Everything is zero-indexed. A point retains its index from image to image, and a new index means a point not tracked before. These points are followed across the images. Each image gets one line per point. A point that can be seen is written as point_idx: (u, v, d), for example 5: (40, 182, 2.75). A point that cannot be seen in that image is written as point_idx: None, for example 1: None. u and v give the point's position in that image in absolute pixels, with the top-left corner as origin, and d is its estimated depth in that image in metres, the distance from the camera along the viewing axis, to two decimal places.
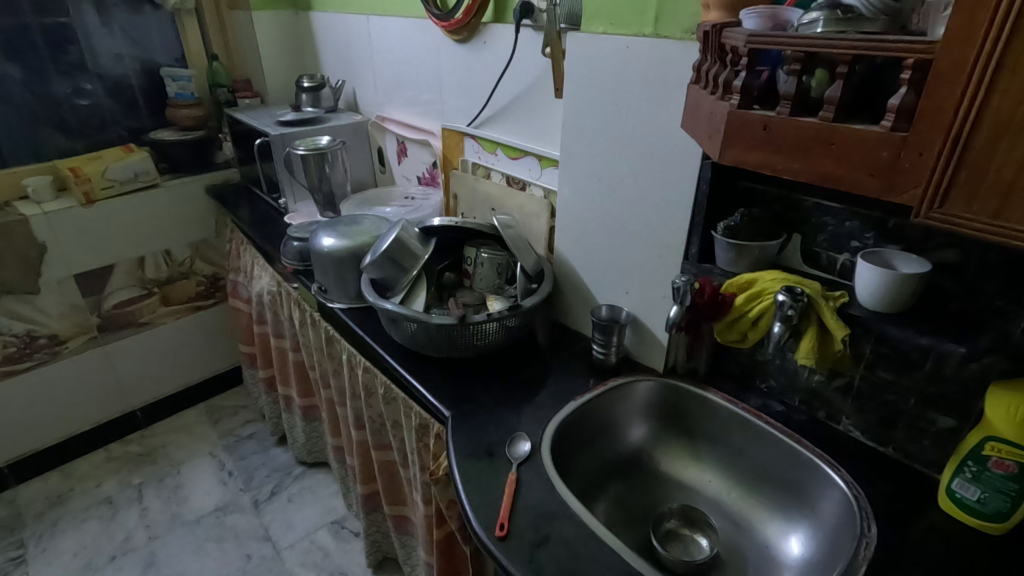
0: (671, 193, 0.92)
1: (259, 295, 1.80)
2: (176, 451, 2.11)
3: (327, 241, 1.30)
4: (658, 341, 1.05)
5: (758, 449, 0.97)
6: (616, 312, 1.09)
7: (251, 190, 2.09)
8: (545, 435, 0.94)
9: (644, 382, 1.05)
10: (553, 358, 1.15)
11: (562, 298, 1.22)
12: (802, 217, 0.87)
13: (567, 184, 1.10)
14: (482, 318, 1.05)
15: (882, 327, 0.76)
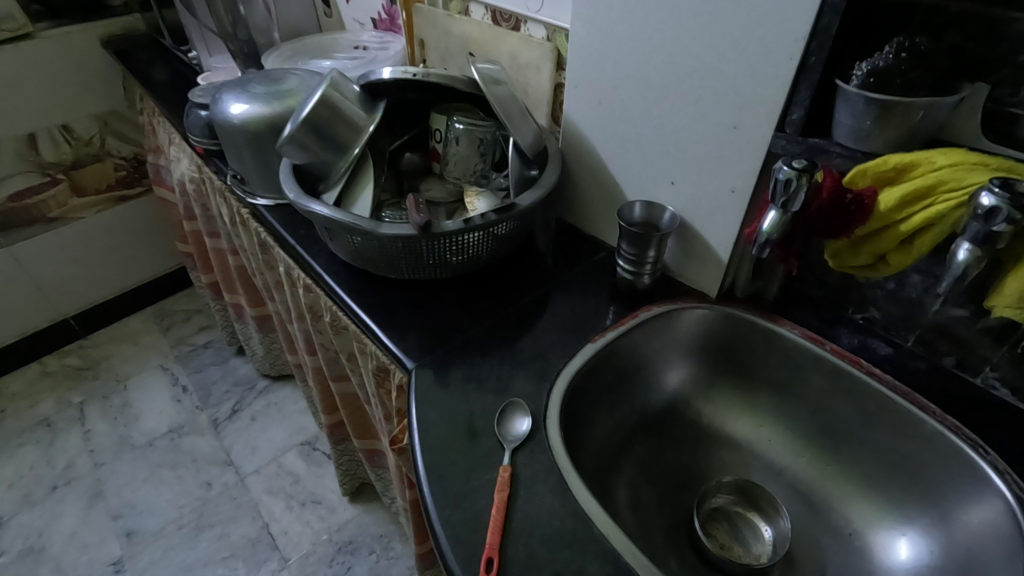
0: (775, 13, 0.53)
1: (181, 183, 1.42)
2: (122, 364, 1.85)
3: (235, 107, 0.90)
4: (714, 256, 0.72)
5: (849, 407, 0.69)
6: (655, 213, 0.75)
7: (162, 44, 1.61)
8: (552, 399, 0.65)
9: (688, 312, 0.75)
10: (560, 275, 0.83)
11: (571, 190, 0.87)
12: (999, 55, 0.50)
13: (586, 8, 0.70)
14: (455, 225, 0.69)
15: None
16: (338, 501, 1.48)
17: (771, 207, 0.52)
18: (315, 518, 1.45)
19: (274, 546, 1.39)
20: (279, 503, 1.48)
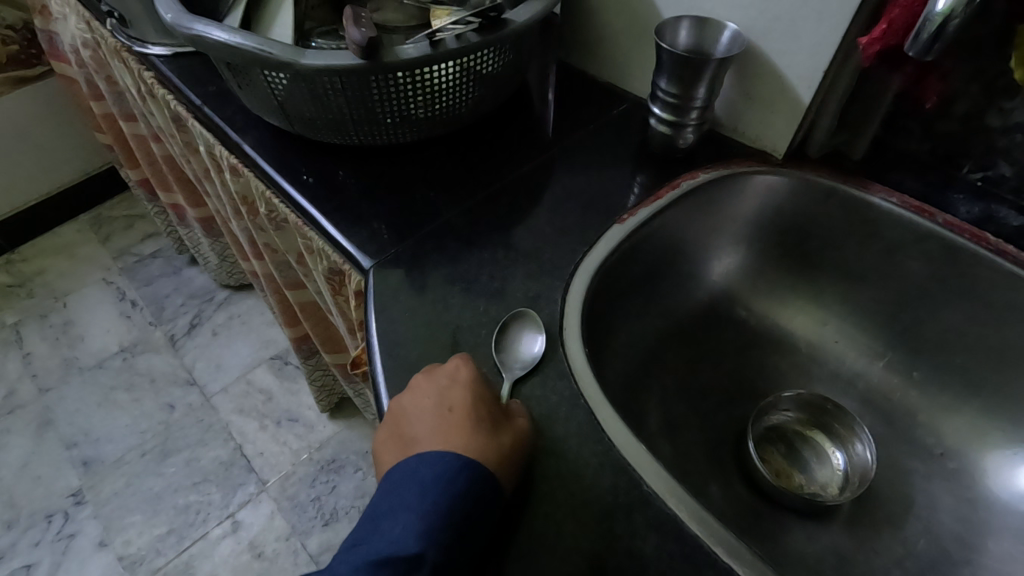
0: None
1: (75, 48, 1.12)
2: (59, 278, 1.63)
3: None
4: (790, 94, 0.51)
5: (962, 299, 0.52)
6: (706, 36, 0.52)
7: None
8: (568, 303, 0.47)
9: (748, 179, 0.55)
10: (567, 136, 0.62)
11: (582, 16, 0.63)
12: None
13: None
14: (418, 53, 0.47)
15: None
16: (316, 418, 1.35)
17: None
18: (292, 437, 1.32)
19: (250, 468, 1.27)
20: (251, 424, 1.34)
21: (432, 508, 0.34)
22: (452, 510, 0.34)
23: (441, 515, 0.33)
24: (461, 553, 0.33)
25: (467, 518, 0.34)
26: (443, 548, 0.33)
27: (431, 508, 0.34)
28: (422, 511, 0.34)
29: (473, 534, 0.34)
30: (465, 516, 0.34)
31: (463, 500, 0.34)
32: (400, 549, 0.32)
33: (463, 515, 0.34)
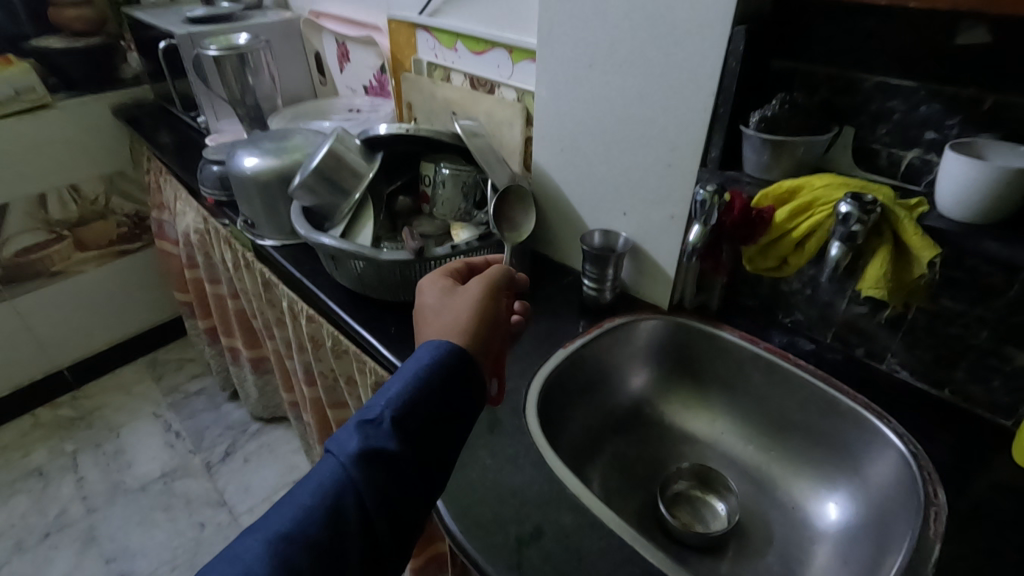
0: (688, 82, 0.69)
1: (185, 233, 1.53)
2: (115, 413, 1.89)
3: (248, 162, 1.04)
4: (663, 273, 0.85)
5: (783, 395, 0.81)
6: (612, 239, 0.89)
7: (168, 111, 1.77)
8: (530, 393, 0.76)
9: (644, 322, 0.87)
10: (535, 296, 0.95)
11: (543, 225, 1.01)
12: (858, 104, 0.66)
13: (545, 81, 0.86)
14: (445, 252, 0.84)
15: (975, 244, 0.56)
16: None
17: (692, 223, 0.69)
18: None
19: None
20: None
21: (397, 385, 0.47)
22: (411, 386, 0.46)
23: (404, 389, 0.46)
24: (417, 413, 0.46)
25: (431, 380, 0.47)
26: (404, 409, 0.45)
27: (396, 385, 0.47)
28: (390, 387, 0.47)
29: (428, 402, 0.46)
30: (421, 391, 0.46)
31: (421, 379, 0.47)
32: (372, 412, 0.45)
33: (418, 390, 0.46)
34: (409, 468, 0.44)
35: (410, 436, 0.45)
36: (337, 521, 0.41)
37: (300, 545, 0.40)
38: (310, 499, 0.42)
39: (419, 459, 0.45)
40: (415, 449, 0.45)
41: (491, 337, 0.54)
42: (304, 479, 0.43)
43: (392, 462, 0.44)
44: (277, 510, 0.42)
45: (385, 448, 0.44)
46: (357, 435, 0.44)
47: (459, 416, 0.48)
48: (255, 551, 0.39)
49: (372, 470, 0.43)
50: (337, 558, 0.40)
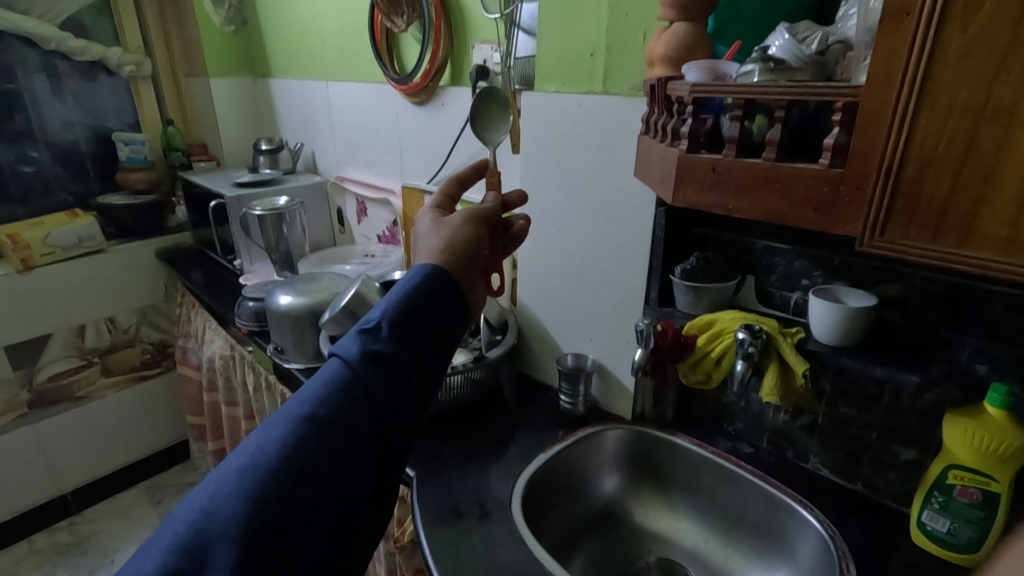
0: (631, 242, 0.94)
1: (209, 360, 1.70)
2: (112, 538, 1.92)
3: (284, 299, 1.26)
4: (625, 389, 1.04)
5: (731, 493, 0.95)
6: (582, 361, 1.08)
7: (204, 253, 2.03)
8: (515, 491, 0.90)
9: (612, 431, 1.04)
10: (521, 410, 1.12)
11: (527, 350, 1.21)
12: (753, 259, 0.89)
13: (527, 237, 1.12)
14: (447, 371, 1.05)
15: (839, 361, 0.75)
16: None
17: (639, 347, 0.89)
18: None
19: None
20: None
21: (390, 299, 0.52)
22: (404, 299, 0.51)
23: (397, 300, 0.51)
24: (409, 322, 0.50)
25: (417, 299, 0.52)
26: (397, 321, 0.50)
27: (390, 298, 0.52)
28: (385, 300, 0.52)
29: (421, 313, 0.51)
30: (413, 303, 0.51)
31: (411, 293, 0.52)
32: (370, 322, 0.50)
33: (410, 303, 0.51)
34: (405, 370, 0.50)
35: (405, 340, 0.50)
36: (343, 411, 0.47)
37: (314, 426, 0.46)
38: (320, 393, 0.48)
39: (413, 361, 0.50)
40: (410, 352, 0.50)
41: (475, 252, 0.58)
42: (315, 378, 0.50)
43: (389, 363, 0.49)
44: (294, 400, 0.48)
45: (382, 350, 0.49)
46: (358, 341, 0.50)
47: (449, 327, 0.53)
48: (278, 429, 0.46)
49: (372, 369, 0.49)
50: (348, 438, 0.46)
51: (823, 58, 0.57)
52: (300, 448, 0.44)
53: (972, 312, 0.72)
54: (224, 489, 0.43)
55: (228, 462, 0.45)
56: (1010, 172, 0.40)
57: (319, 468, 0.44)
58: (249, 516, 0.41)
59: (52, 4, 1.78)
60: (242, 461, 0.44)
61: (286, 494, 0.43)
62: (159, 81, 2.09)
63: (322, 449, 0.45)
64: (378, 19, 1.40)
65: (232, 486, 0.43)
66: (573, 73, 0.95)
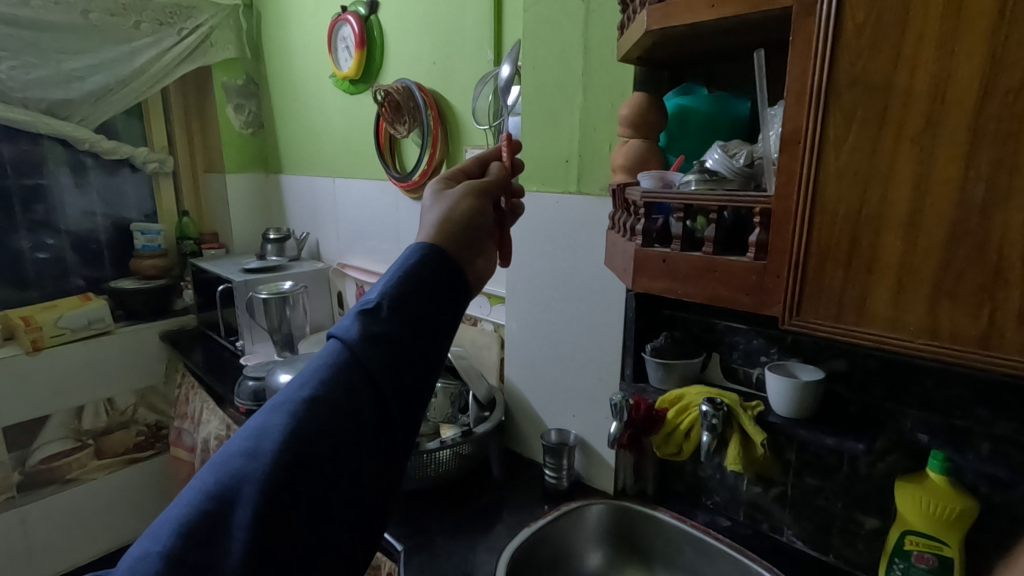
0: (607, 322, 1.03)
1: (204, 440, 1.73)
2: None
3: (283, 377, 1.33)
4: (606, 462, 1.09)
5: (711, 567, 0.97)
6: (565, 436, 1.13)
7: (206, 334, 2.11)
8: (499, 564, 0.93)
9: (594, 505, 1.07)
10: (507, 485, 1.16)
11: (514, 427, 1.26)
12: (716, 337, 0.97)
13: (513, 319, 1.21)
14: (435, 445, 1.10)
15: (795, 432, 0.81)
16: None
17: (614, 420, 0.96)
18: None
19: None
20: None
21: (389, 276, 0.51)
22: (402, 277, 0.50)
23: (396, 279, 0.50)
24: (409, 300, 0.50)
25: (415, 282, 0.51)
26: (398, 302, 0.49)
27: (389, 276, 0.51)
28: (384, 280, 0.51)
29: (422, 292, 0.50)
30: (412, 282, 0.50)
31: (410, 270, 0.51)
32: (369, 301, 0.50)
33: (410, 281, 0.50)
34: (406, 348, 0.48)
35: (405, 317, 0.49)
36: (344, 393, 0.46)
37: (315, 408, 0.45)
38: (319, 376, 0.47)
39: (413, 339, 0.49)
40: (410, 332, 0.49)
41: (477, 224, 0.59)
42: (314, 362, 0.49)
43: (390, 342, 0.48)
44: (292, 383, 0.47)
45: (381, 330, 0.48)
46: (357, 321, 0.49)
47: (451, 305, 0.52)
48: (279, 412, 0.45)
49: (372, 350, 0.48)
50: (351, 416, 0.46)
51: (750, 172, 0.69)
52: (300, 430, 0.44)
53: (909, 385, 0.79)
54: (228, 471, 0.43)
55: (232, 444, 0.45)
56: (885, 265, 0.51)
57: (320, 449, 0.44)
58: (251, 498, 0.41)
59: (93, 112, 1.93)
60: (245, 443, 0.44)
61: (287, 477, 0.42)
62: (179, 176, 2.28)
63: (323, 431, 0.44)
64: (382, 126, 1.59)
65: (233, 471, 0.43)
66: (550, 176, 1.09)
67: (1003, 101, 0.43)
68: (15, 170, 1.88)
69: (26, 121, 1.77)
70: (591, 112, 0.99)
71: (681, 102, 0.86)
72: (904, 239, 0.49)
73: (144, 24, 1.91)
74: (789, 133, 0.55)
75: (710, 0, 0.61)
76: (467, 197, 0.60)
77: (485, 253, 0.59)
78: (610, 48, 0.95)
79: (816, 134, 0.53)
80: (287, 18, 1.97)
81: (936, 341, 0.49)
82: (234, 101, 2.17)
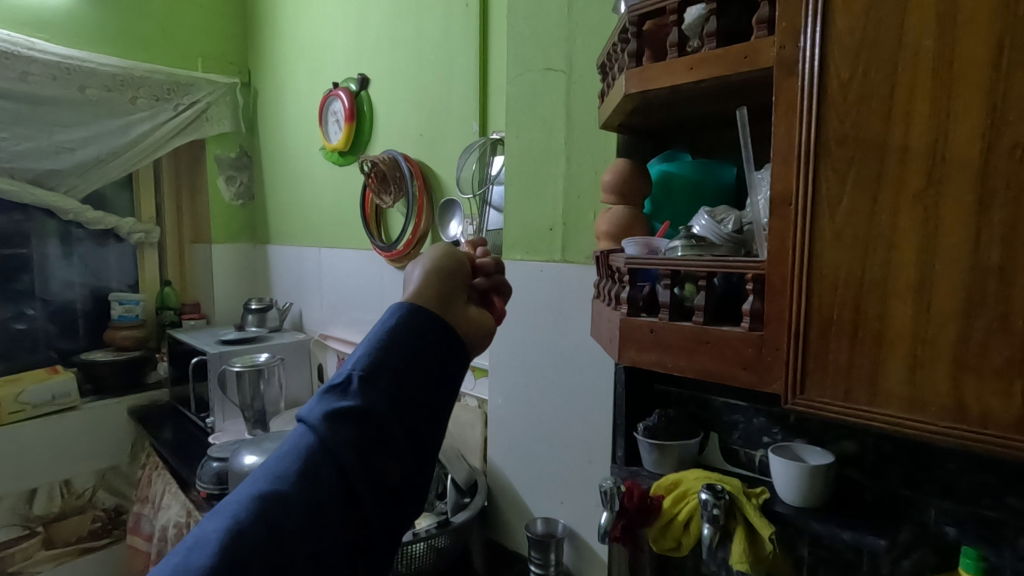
0: (598, 399, 0.96)
1: (161, 527, 1.58)
2: None
3: (248, 458, 1.23)
4: (598, 557, 0.98)
5: None
6: (552, 526, 1.02)
7: (177, 410, 2.00)
8: None
9: None
10: None
11: (498, 515, 1.15)
12: (714, 416, 0.89)
13: (497, 393, 1.14)
14: (408, 537, 0.99)
15: (806, 524, 0.72)
16: None
17: (604, 510, 0.85)
18: None
19: None
20: None
21: (361, 349, 0.57)
22: (372, 350, 0.56)
23: (366, 353, 0.56)
24: (379, 371, 0.55)
25: (387, 350, 0.56)
26: (368, 373, 0.55)
27: (361, 350, 0.57)
28: (355, 355, 0.57)
29: (392, 363, 0.56)
30: (382, 354, 0.56)
31: (382, 338, 0.57)
32: (341, 376, 0.55)
33: (380, 352, 0.56)
34: (375, 422, 0.53)
35: (376, 389, 0.54)
36: (310, 472, 0.50)
37: (281, 489, 0.49)
38: (287, 457, 0.51)
39: (383, 411, 0.54)
40: (379, 403, 0.54)
41: (458, 275, 0.63)
42: (284, 445, 0.53)
43: (359, 415, 0.53)
44: (263, 467, 0.52)
45: (350, 405, 0.53)
46: (327, 399, 0.54)
47: (425, 371, 0.57)
48: (253, 488, 0.50)
49: (339, 426, 0.52)
50: (315, 492, 0.49)
51: (739, 237, 0.65)
52: (263, 514, 0.47)
53: (927, 470, 0.72)
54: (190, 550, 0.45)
55: (202, 523, 0.48)
56: (897, 335, 0.45)
57: (283, 528, 0.47)
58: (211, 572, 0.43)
59: (81, 182, 1.92)
60: (214, 523, 0.47)
61: (253, 546, 0.45)
62: (165, 246, 2.25)
63: (287, 511, 0.48)
64: (369, 196, 1.58)
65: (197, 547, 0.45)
66: (534, 243, 1.06)
67: (1011, 156, 0.40)
68: None
69: (12, 190, 1.76)
70: (574, 180, 0.97)
71: (666, 168, 0.84)
72: (917, 306, 0.44)
73: (140, 99, 1.94)
74: (780, 193, 0.51)
75: (689, 63, 0.59)
76: (445, 257, 0.64)
77: (468, 303, 0.64)
78: (592, 117, 0.94)
79: (808, 195, 0.49)
80: (282, 95, 2.03)
81: (963, 423, 0.43)
82: (226, 173, 2.18)
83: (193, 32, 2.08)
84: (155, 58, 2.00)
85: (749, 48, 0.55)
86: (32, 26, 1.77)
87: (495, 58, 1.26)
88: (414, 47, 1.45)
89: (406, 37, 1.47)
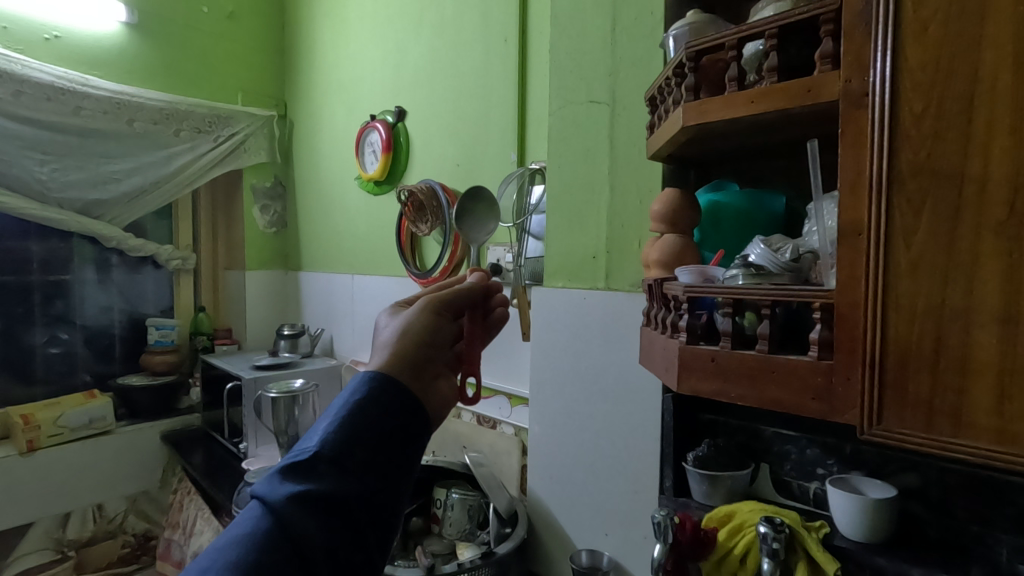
0: (644, 427, 0.95)
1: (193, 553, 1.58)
2: None
3: None
4: None
5: None
6: (597, 558, 1.00)
7: (209, 434, 2.01)
8: None
9: None
10: None
11: (537, 546, 1.14)
12: (764, 446, 0.87)
13: (537, 420, 1.13)
14: (452, 567, 1.00)
15: (870, 559, 0.70)
16: None
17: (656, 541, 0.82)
18: None
19: None
20: None
21: (330, 418, 0.48)
22: (344, 422, 0.47)
23: (336, 424, 0.47)
24: (355, 451, 0.46)
25: (364, 416, 0.48)
26: (340, 444, 0.46)
27: (328, 420, 0.48)
28: (321, 424, 0.48)
29: (368, 441, 0.47)
30: (356, 427, 0.47)
31: (359, 409, 0.48)
32: (305, 453, 0.46)
33: (354, 426, 0.47)
34: (349, 507, 0.44)
35: (349, 474, 0.45)
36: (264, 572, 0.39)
37: None
38: (234, 548, 0.40)
39: (357, 492, 0.45)
40: (352, 486, 0.45)
41: (430, 348, 0.58)
42: (231, 532, 0.42)
43: (329, 499, 0.43)
44: (197, 562, 0.40)
45: (318, 487, 0.44)
46: (288, 478, 0.44)
47: (403, 453, 0.49)
48: None
49: (304, 511, 0.42)
50: None
51: (797, 265, 0.64)
52: None
53: (997, 505, 0.69)
54: None
55: None
56: (983, 365, 0.45)
57: None
58: None
59: (125, 211, 1.98)
60: None
61: None
62: (199, 273, 2.31)
63: None
64: (405, 224, 1.61)
65: None
66: (577, 271, 1.07)
67: None
68: (41, 266, 1.91)
69: (59, 220, 1.82)
70: (618, 209, 0.99)
71: (714, 198, 0.84)
72: (1001, 336, 0.44)
73: (183, 131, 2.02)
74: (849, 224, 0.52)
75: (749, 97, 0.61)
76: (420, 327, 0.59)
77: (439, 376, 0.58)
78: (636, 148, 0.96)
79: (880, 224, 0.50)
80: (318, 127, 2.09)
81: None
82: (261, 202, 2.24)
83: (235, 68, 2.17)
84: (197, 92, 2.08)
85: (812, 82, 0.56)
86: (85, 63, 1.85)
87: (534, 91, 1.29)
88: (451, 81, 1.50)
89: (444, 71, 1.52)
